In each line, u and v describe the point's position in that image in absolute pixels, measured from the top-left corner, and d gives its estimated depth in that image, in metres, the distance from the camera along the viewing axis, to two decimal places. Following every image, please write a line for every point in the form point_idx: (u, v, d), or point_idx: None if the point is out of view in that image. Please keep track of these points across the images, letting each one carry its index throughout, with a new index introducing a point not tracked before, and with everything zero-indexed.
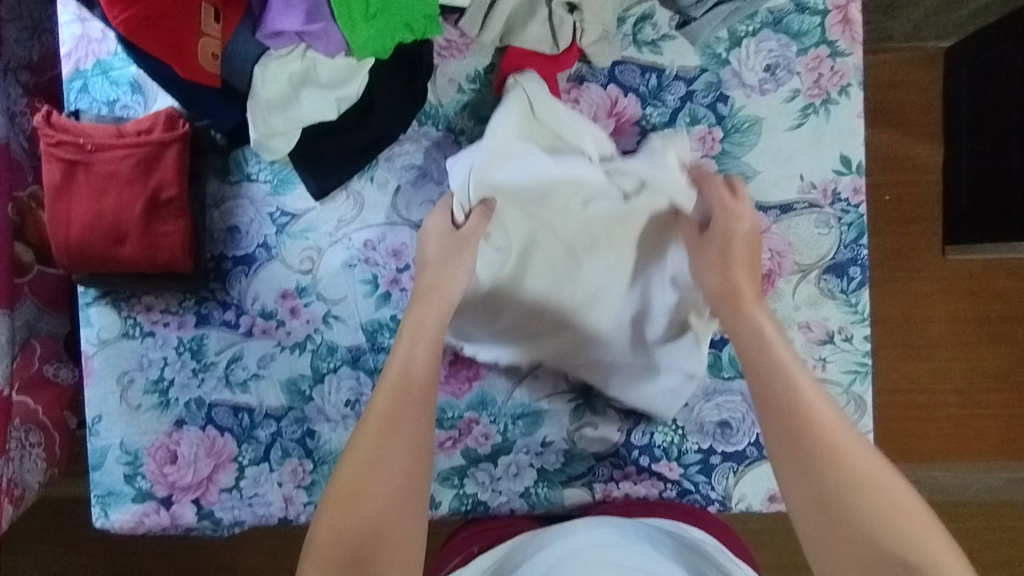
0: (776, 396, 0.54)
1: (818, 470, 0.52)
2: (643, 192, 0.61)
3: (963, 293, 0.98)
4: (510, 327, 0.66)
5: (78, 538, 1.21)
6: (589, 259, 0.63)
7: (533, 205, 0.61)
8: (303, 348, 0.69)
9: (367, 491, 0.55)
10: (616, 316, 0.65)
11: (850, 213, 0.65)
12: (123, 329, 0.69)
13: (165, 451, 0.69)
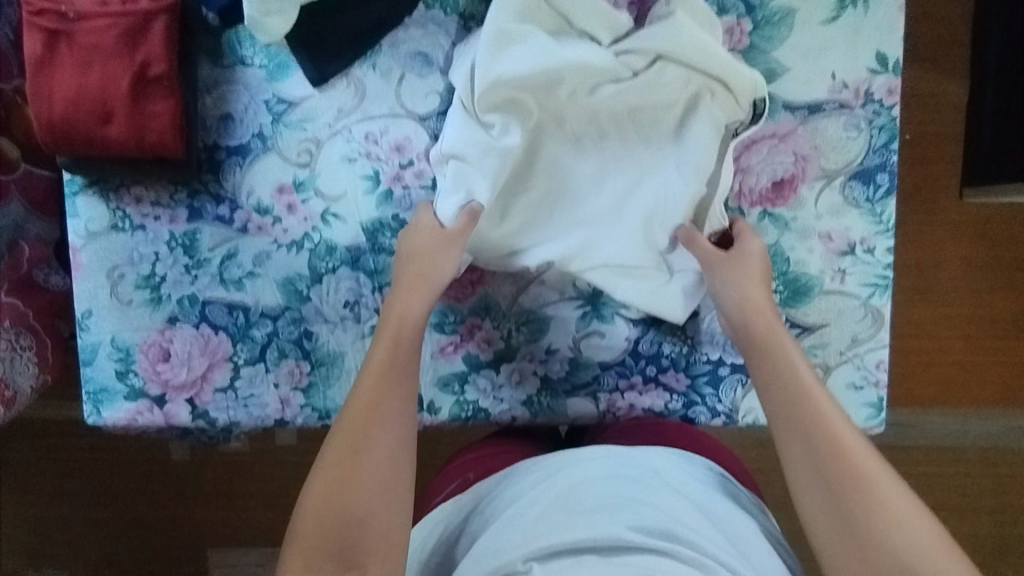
0: (799, 415, 0.54)
1: (846, 496, 0.50)
2: (657, 65, 0.59)
3: (976, 237, 0.91)
4: (523, 235, 0.62)
5: (79, 456, 1.22)
6: (601, 151, 0.61)
7: (539, 93, 0.59)
8: (301, 247, 0.66)
9: (369, 454, 0.55)
10: (632, 212, 0.60)
11: (882, 116, 0.62)
12: (112, 221, 0.66)
13: (157, 348, 0.67)
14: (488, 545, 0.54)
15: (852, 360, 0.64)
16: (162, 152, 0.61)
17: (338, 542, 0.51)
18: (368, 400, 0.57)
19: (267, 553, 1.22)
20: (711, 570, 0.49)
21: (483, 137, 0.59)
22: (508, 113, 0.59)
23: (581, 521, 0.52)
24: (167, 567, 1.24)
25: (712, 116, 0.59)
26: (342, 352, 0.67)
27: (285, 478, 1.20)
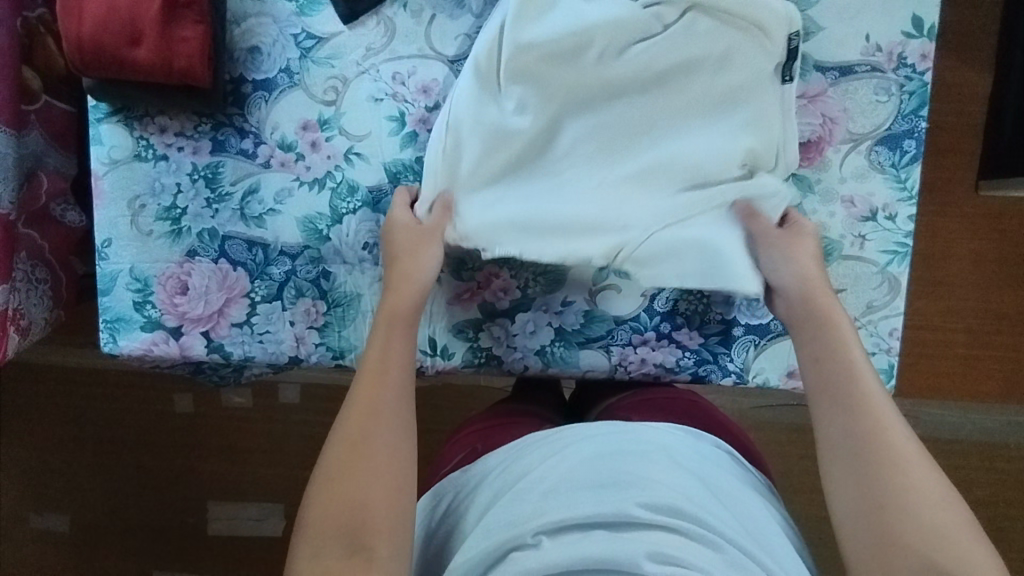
0: (840, 386, 0.55)
1: (876, 470, 0.50)
2: (689, 15, 0.58)
3: (989, 233, 0.92)
4: (517, 219, 0.61)
5: (88, 404, 1.23)
6: (624, 113, 0.61)
7: (569, 60, 0.59)
8: (323, 186, 0.66)
9: (376, 424, 0.55)
10: (668, 166, 0.60)
11: (913, 81, 0.62)
12: (135, 150, 0.67)
13: (176, 280, 0.68)
14: (499, 516, 0.54)
15: (865, 327, 0.65)
16: (193, 85, 0.62)
17: (349, 532, 0.50)
18: (371, 381, 0.58)
19: (266, 509, 1.24)
20: (720, 547, 0.50)
21: (493, 112, 0.61)
22: (529, 88, 0.60)
23: (589, 496, 0.53)
24: (167, 519, 1.25)
25: (748, 69, 0.59)
26: (359, 294, 0.67)
27: (289, 436, 1.21)
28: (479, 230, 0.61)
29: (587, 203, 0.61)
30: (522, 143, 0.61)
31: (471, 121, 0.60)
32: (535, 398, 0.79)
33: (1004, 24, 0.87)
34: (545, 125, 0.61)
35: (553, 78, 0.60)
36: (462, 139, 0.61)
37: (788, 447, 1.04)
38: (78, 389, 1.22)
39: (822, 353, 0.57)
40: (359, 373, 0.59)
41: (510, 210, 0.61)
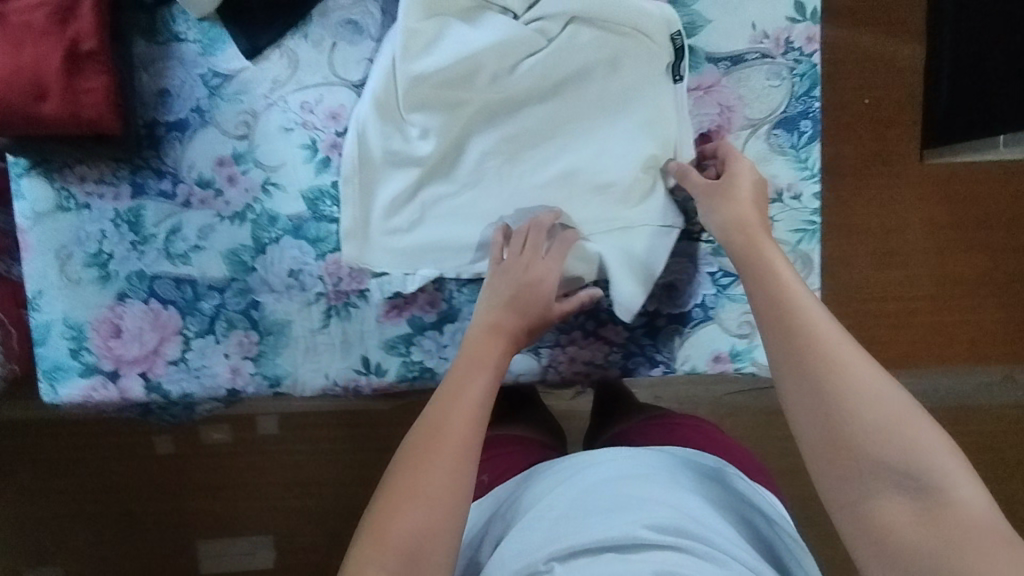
0: (798, 337, 0.53)
1: (848, 440, 0.49)
2: (571, 27, 0.62)
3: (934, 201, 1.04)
4: (436, 242, 0.66)
5: (65, 457, 1.23)
6: (523, 126, 0.64)
7: (461, 85, 0.62)
8: (244, 219, 0.67)
9: (440, 440, 0.55)
10: (570, 175, 0.64)
11: (803, 63, 0.63)
12: (57, 202, 0.68)
13: (109, 324, 0.69)
14: (512, 546, 0.57)
15: None
16: (104, 133, 0.64)
17: (408, 559, 0.49)
18: (451, 393, 0.58)
19: (255, 540, 1.24)
20: (725, 563, 0.51)
21: (398, 140, 0.64)
22: (431, 113, 0.63)
23: (597, 522, 0.55)
24: (157, 562, 1.26)
25: (638, 71, 0.62)
26: (289, 321, 0.68)
27: (272, 467, 1.23)
28: (395, 258, 0.66)
29: (501, 215, 0.66)
30: (428, 166, 0.64)
31: (380, 152, 0.65)
32: (533, 426, 0.85)
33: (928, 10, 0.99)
34: (450, 146, 0.64)
35: (451, 100, 0.63)
36: (376, 171, 0.65)
37: (759, 430, 1.06)
38: (56, 442, 1.23)
39: (781, 318, 0.54)
40: (426, 411, 0.57)
41: (427, 233, 0.66)
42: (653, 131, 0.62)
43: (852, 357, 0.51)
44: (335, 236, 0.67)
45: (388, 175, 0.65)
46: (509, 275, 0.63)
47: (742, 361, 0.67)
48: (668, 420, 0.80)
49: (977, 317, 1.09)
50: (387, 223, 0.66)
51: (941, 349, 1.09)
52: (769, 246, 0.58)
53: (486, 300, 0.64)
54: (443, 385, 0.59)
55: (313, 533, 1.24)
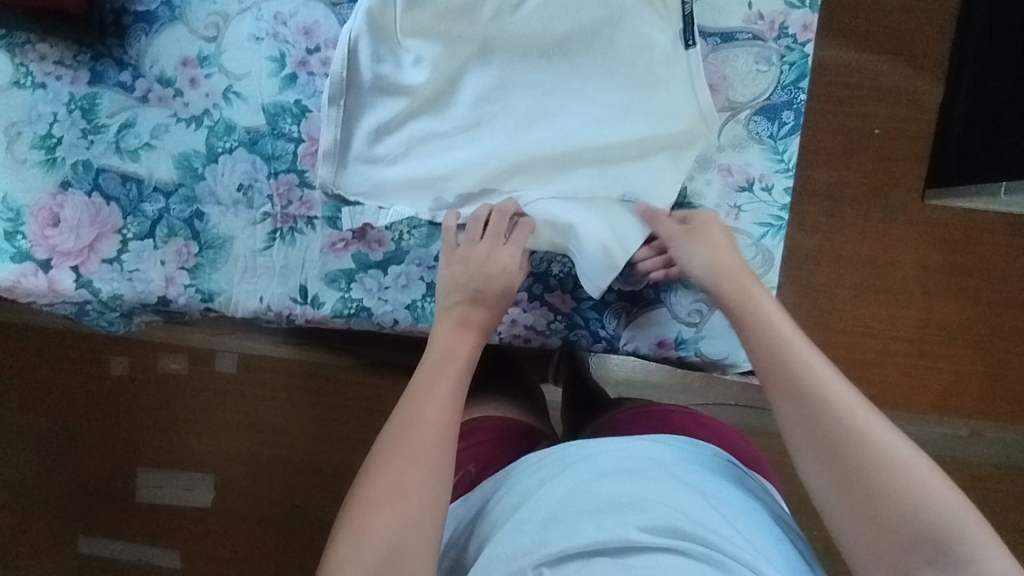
0: (794, 372, 0.50)
1: (870, 504, 0.44)
2: None
3: (932, 243, 1.06)
4: (415, 180, 0.63)
5: (23, 364, 1.23)
6: (520, 75, 0.62)
7: (462, 16, 0.60)
8: (200, 124, 0.65)
9: (415, 434, 0.52)
10: (560, 131, 0.62)
11: (794, 52, 0.61)
12: (14, 77, 0.66)
13: (48, 212, 0.66)
14: (500, 548, 0.54)
15: None
16: (67, 10, 0.64)
17: (389, 560, 0.46)
18: (423, 385, 0.55)
19: (195, 478, 1.22)
20: (723, 564, 0.50)
21: (389, 65, 0.62)
22: (428, 42, 0.61)
23: (588, 524, 0.52)
24: (93, 484, 1.23)
25: (642, 29, 0.60)
26: (232, 237, 0.66)
27: (223, 406, 1.21)
28: (372, 188, 0.64)
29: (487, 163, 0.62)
30: (419, 97, 0.62)
31: (370, 77, 0.62)
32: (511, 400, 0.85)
33: (954, 49, 1.03)
34: (443, 80, 0.62)
35: (450, 32, 0.61)
36: (362, 98, 0.63)
37: None
38: (14, 346, 1.22)
39: (785, 376, 0.50)
40: (398, 408, 0.54)
41: (408, 169, 0.64)
42: (648, 101, 0.61)
43: (845, 393, 0.48)
44: (290, 156, 0.65)
45: (378, 102, 0.63)
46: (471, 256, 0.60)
47: (687, 349, 0.65)
48: (664, 410, 0.75)
49: (953, 364, 1.08)
50: (371, 151, 0.64)
51: (913, 391, 1.07)
52: (760, 289, 0.56)
53: (446, 288, 0.60)
54: (416, 377, 0.56)
55: (257, 480, 1.21)
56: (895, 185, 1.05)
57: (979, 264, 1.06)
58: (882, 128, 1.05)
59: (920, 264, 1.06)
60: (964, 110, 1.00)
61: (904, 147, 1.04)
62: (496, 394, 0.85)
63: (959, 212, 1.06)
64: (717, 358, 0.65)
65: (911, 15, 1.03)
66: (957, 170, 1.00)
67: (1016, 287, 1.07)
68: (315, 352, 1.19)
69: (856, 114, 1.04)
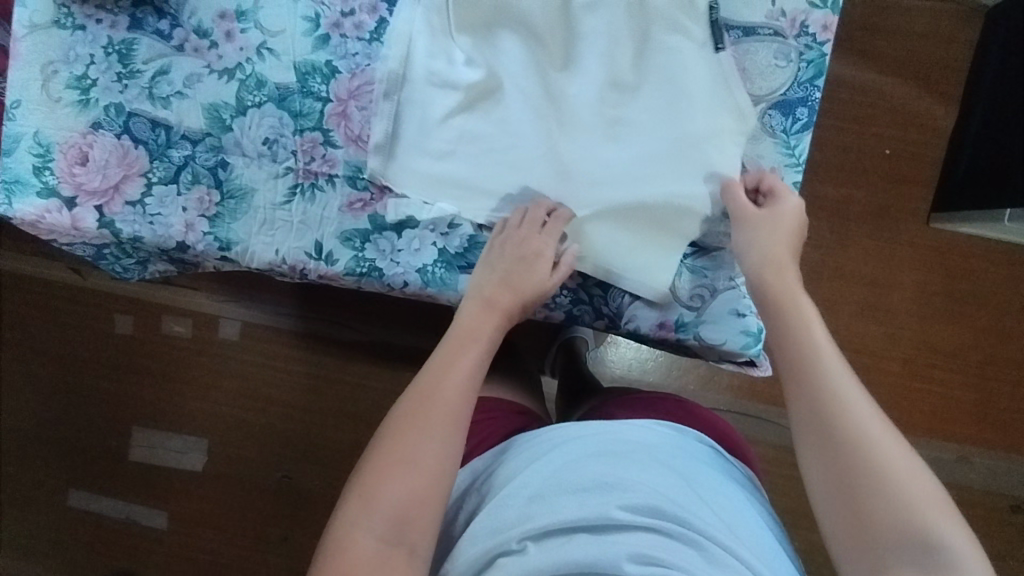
0: (805, 373, 0.52)
1: (864, 510, 0.46)
2: None
3: (932, 266, 1.08)
4: (458, 177, 0.66)
5: (28, 314, 1.25)
6: (565, 79, 0.64)
7: (509, 18, 0.63)
8: (232, 76, 0.67)
9: (434, 407, 0.54)
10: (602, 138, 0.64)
11: (813, 50, 0.63)
12: (55, 17, 0.68)
13: (77, 150, 0.68)
14: (485, 521, 0.56)
15: (738, 287, 0.65)
16: None
17: (395, 526, 0.49)
18: (446, 361, 0.57)
19: (189, 441, 1.23)
20: (700, 544, 0.50)
21: (441, 62, 0.64)
22: (478, 42, 0.64)
23: (572, 501, 0.53)
24: (88, 437, 1.25)
25: (680, 35, 0.62)
26: (253, 189, 0.68)
27: (222, 372, 1.22)
28: (417, 182, 0.66)
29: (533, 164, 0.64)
30: (468, 94, 0.64)
31: (421, 71, 0.64)
32: (506, 380, 0.87)
33: (970, 77, 1.05)
34: (490, 79, 0.64)
35: (501, 33, 0.64)
36: (415, 91, 0.65)
37: None
38: (24, 296, 1.24)
39: (804, 381, 0.52)
40: (420, 378, 0.56)
41: (453, 166, 0.66)
42: (687, 114, 0.62)
43: (852, 395, 0.50)
44: (316, 115, 0.67)
45: (428, 97, 0.65)
46: (506, 250, 0.62)
47: (686, 331, 0.66)
48: (656, 398, 0.76)
49: (946, 388, 1.09)
50: (419, 145, 0.66)
51: (903, 411, 1.08)
52: (799, 293, 0.57)
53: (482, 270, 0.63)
54: (438, 349, 0.58)
55: (249, 449, 1.22)
56: (900, 207, 1.07)
57: (978, 291, 1.08)
58: (892, 150, 1.07)
59: (919, 285, 1.08)
60: (974, 138, 1.02)
61: (913, 170, 1.07)
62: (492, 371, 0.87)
63: (963, 237, 1.07)
64: (714, 343, 0.65)
65: (930, 42, 1.05)
66: (961, 197, 1.02)
67: (1014, 316, 1.08)
68: (319, 326, 1.20)
69: (868, 132, 1.06)
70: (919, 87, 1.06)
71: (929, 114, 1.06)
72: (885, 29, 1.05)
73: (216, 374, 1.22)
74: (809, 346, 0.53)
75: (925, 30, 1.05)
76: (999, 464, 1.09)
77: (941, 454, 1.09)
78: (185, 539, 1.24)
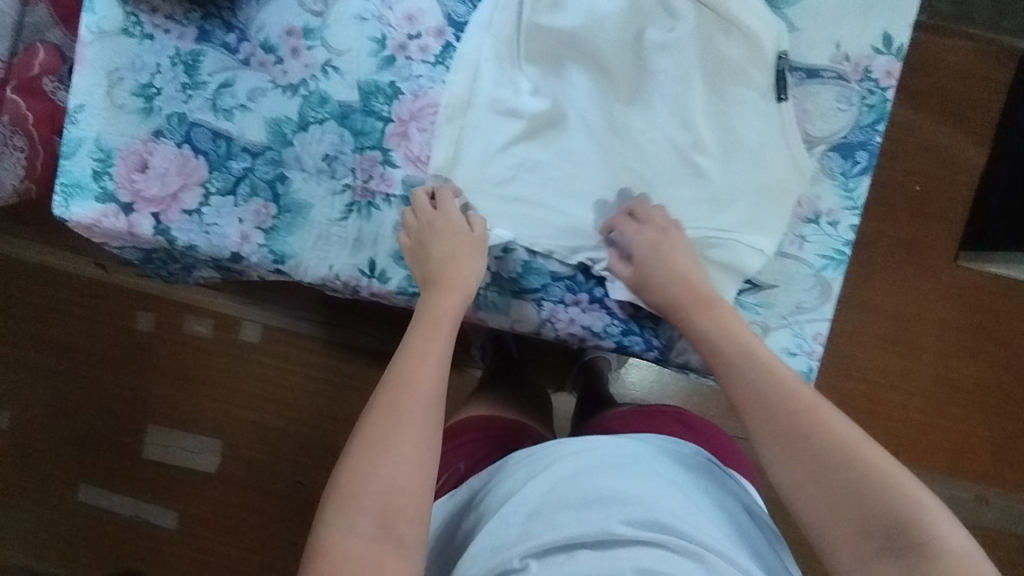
0: (767, 389, 0.53)
1: (852, 506, 0.47)
2: (703, 11, 0.61)
3: (958, 303, 1.08)
4: (520, 205, 0.66)
5: (50, 307, 1.25)
6: (629, 113, 0.65)
7: (580, 52, 0.64)
8: (296, 92, 0.68)
9: (409, 394, 0.53)
10: (661, 173, 0.65)
11: (875, 96, 0.63)
12: (124, 25, 0.69)
13: (137, 157, 0.69)
14: (485, 541, 0.54)
15: (791, 326, 0.65)
16: None
17: (382, 520, 0.48)
18: (418, 348, 0.57)
19: (203, 442, 1.23)
20: (703, 557, 0.49)
21: (507, 91, 0.65)
22: (545, 76, 0.65)
23: (570, 518, 0.52)
24: (104, 433, 1.25)
25: (748, 77, 0.62)
26: (310, 204, 0.68)
27: (240, 374, 1.22)
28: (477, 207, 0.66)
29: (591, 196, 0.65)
30: (532, 124, 0.65)
31: (488, 99, 0.65)
32: (522, 411, 0.87)
33: (1003, 120, 1.06)
34: (554, 112, 0.65)
35: (567, 69, 0.65)
36: (479, 117, 0.65)
37: None
38: (48, 290, 1.24)
39: (769, 396, 0.53)
40: (392, 370, 0.55)
41: (514, 192, 0.66)
42: (750, 156, 0.63)
43: (817, 401, 0.52)
44: (377, 134, 0.67)
45: (493, 125, 0.65)
46: (421, 242, 0.63)
47: None
48: (656, 410, 0.78)
49: (965, 426, 1.08)
50: (479, 172, 0.66)
51: (921, 447, 1.08)
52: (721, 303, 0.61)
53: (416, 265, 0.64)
54: (406, 340, 0.58)
55: (263, 451, 1.22)
56: (928, 244, 1.07)
57: (1004, 331, 1.07)
58: (922, 186, 1.07)
59: (943, 322, 1.08)
60: (1006, 180, 1.02)
61: (943, 208, 1.07)
62: (508, 401, 0.87)
63: (990, 277, 1.07)
64: None
65: (967, 82, 1.06)
66: (992, 237, 1.02)
67: None
68: (340, 333, 1.21)
69: (901, 168, 1.07)
70: (953, 127, 1.07)
71: (963, 154, 1.06)
72: (921, 68, 1.06)
73: (236, 375, 1.22)
74: (766, 363, 0.55)
75: (961, 70, 1.05)
76: (1015, 506, 1.09)
77: (958, 492, 1.09)
78: (194, 540, 1.24)
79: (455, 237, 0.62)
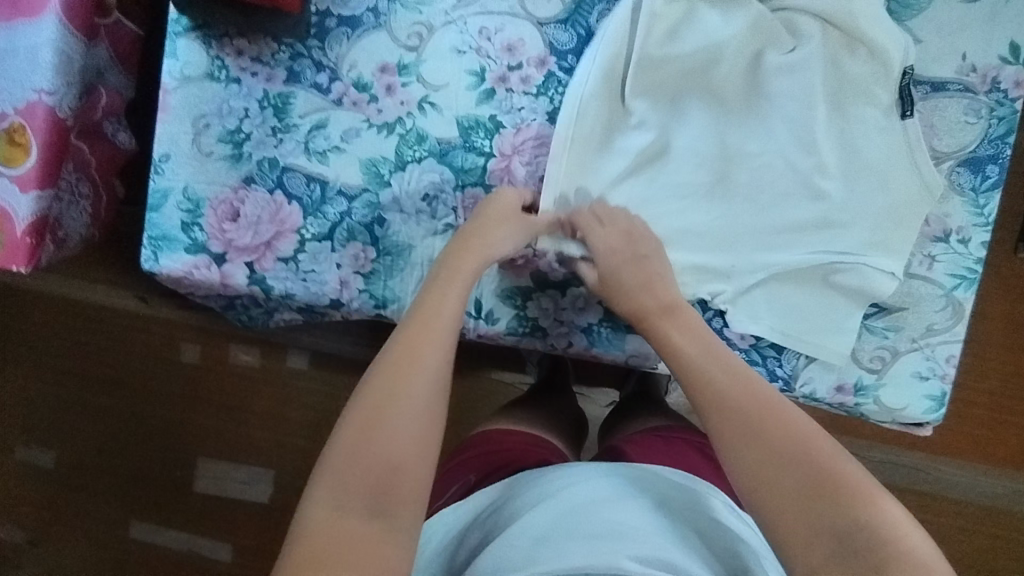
0: (757, 398, 0.48)
1: (828, 521, 0.41)
2: (828, 28, 0.59)
3: None
4: None
5: (98, 343, 1.21)
6: (744, 137, 0.62)
7: (694, 77, 0.61)
8: (392, 131, 0.65)
9: (418, 366, 0.49)
10: (780, 194, 0.62)
11: (1004, 107, 0.61)
12: (209, 69, 0.66)
13: (228, 206, 0.66)
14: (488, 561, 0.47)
15: (922, 350, 0.63)
16: (282, 11, 0.63)
17: (374, 500, 0.43)
18: (428, 315, 0.52)
19: (254, 472, 1.19)
20: None
21: (616, 121, 0.62)
22: (656, 104, 0.62)
23: (582, 545, 0.46)
24: (156, 467, 1.22)
25: (871, 93, 0.60)
26: (410, 245, 0.66)
27: (289, 403, 1.17)
28: None
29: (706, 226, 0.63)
30: (643, 153, 0.62)
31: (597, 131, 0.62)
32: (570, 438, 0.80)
33: None
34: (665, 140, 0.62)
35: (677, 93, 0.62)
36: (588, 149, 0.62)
37: None
38: (92, 326, 1.21)
39: (757, 401, 0.48)
40: (398, 335, 0.51)
41: None
42: (874, 175, 0.61)
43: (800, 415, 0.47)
44: (479, 170, 0.65)
45: (602, 156, 0.62)
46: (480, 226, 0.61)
47: (865, 396, 0.63)
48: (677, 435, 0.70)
49: None
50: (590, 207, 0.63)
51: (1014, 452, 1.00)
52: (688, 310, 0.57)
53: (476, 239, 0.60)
54: (415, 307, 0.53)
55: None
56: None
57: None
58: None
59: None
60: None
61: None
62: (556, 421, 0.79)
63: None
64: (894, 408, 0.63)
65: None
66: None
67: None
68: None
69: None
70: None
71: None
72: None
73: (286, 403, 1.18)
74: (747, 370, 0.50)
75: None
76: None
77: None
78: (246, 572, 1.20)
79: (503, 210, 0.59)
